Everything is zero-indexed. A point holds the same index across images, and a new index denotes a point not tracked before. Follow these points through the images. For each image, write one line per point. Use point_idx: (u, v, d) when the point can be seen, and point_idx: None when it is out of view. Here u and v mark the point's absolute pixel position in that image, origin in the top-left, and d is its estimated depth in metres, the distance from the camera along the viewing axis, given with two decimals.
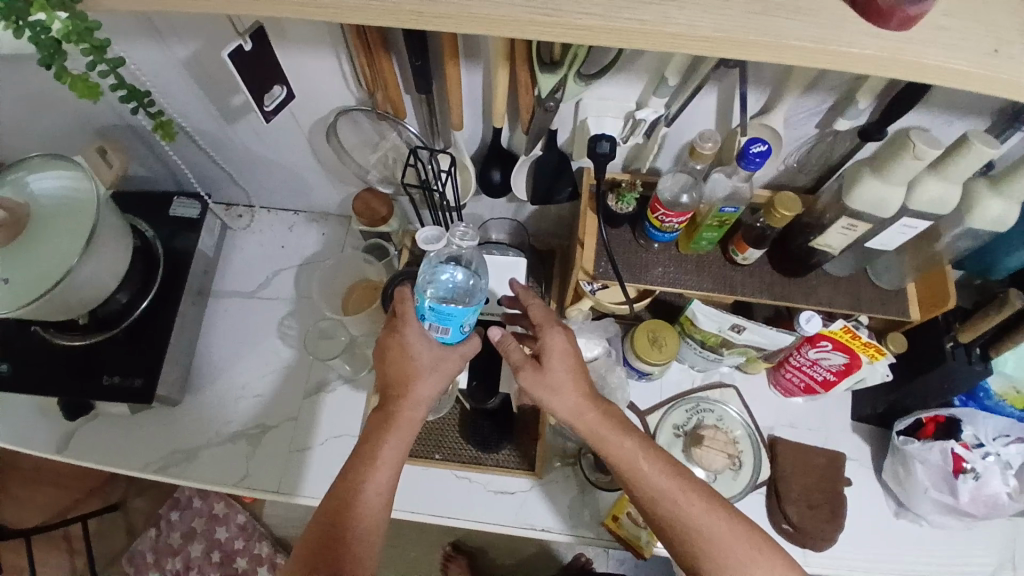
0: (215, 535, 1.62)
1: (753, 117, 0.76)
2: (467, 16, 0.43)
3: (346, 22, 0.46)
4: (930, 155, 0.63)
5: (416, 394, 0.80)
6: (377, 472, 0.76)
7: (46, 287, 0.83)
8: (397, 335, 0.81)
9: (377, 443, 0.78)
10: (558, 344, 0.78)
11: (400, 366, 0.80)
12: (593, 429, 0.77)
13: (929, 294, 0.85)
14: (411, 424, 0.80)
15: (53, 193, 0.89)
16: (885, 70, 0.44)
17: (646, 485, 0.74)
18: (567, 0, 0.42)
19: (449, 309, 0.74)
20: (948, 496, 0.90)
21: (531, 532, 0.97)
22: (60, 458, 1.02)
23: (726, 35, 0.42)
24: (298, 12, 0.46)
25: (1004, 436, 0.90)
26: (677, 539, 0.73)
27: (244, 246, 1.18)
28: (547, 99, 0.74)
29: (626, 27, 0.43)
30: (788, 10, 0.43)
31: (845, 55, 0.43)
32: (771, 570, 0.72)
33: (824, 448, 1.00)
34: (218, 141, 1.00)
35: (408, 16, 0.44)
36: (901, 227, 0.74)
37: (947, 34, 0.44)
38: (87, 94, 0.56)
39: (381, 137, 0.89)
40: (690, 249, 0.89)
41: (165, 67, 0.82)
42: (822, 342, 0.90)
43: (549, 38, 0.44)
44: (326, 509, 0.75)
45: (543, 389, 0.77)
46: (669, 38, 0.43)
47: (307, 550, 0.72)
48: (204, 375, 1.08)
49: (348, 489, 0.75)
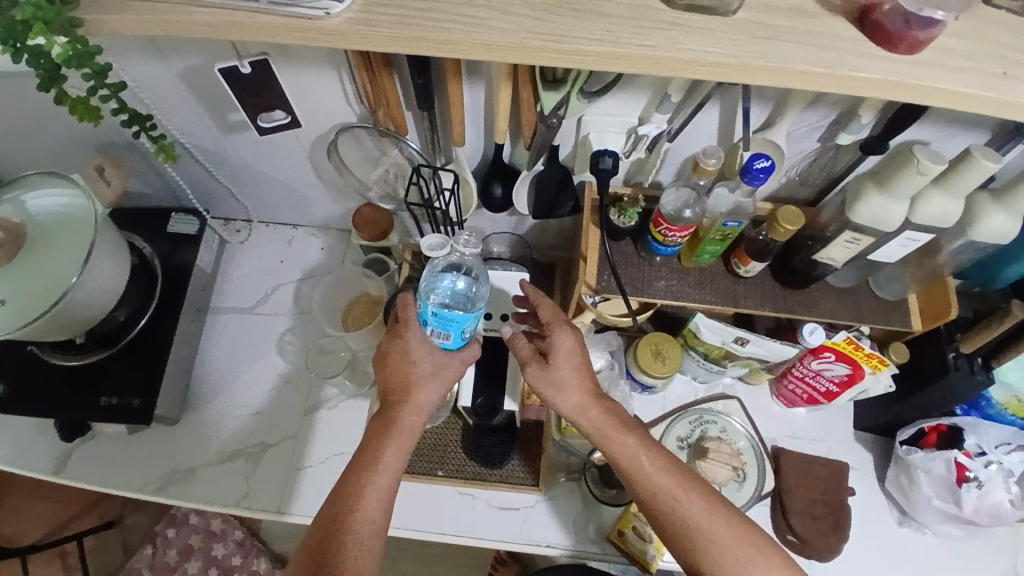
0: (212, 552, 1.60)
1: (756, 131, 0.77)
2: (475, 43, 0.43)
3: (352, 47, 0.45)
4: (934, 171, 0.64)
5: (417, 400, 0.79)
6: (378, 477, 0.75)
7: (47, 305, 0.82)
8: (399, 341, 0.80)
9: (378, 448, 0.77)
10: (565, 343, 0.78)
11: (402, 372, 0.79)
12: (597, 427, 0.77)
13: (930, 305, 0.86)
14: (412, 428, 0.79)
15: (51, 211, 0.88)
16: (888, 94, 0.45)
17: (647, 482, 0.74)
18: (574, 26, 0.43)
19: (454, 315, 0.76)
20: (952, 505, 0.90)
21: (536, 548, 0.96)
22: (56, 479, 1.00)
23: (734, 61, 0.42)
24: (302, 37, 0.46)
25: (1006, 445, 0.90)
26: (676, 537, 0.72)
27: (243, 261, 1.17)
28: (550, 115, 0.73)
29: (635, 53, 0.43)
30: (794, 35, 0.43)
31: (855, 79, 0.43)
32: (773, 574, 0.70)
33: (828, 459, 1.00)
34: (217, 157, 0.99)
35: (416, 41, 0.44)
36: (903, 240, 0.74)
37: (949, 58, 0.45)
38: (87, 116, 0.55)
39: (382, 154, 0.89)
40: (693, 262, 0.89)
41: (165, 84, 0.82)
42: (825, 353, 0.90)
43: (561, 63, 0.44)
44: (325, 513, 0.74)
45: (547, 386, 0.78)
46: (678, 64, 0.43)
47: (307, 555, 0.72)
48: (203, 392, 1.07)
49: (349, 493, 0.74)
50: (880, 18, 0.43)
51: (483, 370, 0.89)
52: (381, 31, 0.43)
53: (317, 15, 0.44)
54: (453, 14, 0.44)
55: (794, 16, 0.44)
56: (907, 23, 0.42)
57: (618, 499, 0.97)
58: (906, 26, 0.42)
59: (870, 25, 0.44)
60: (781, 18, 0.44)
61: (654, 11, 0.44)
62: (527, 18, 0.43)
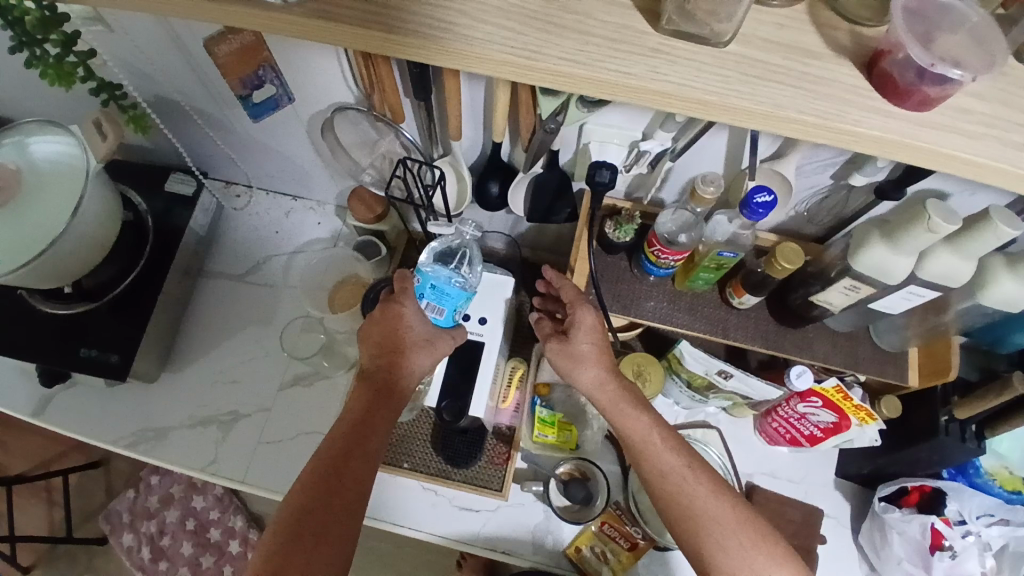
0: (192, 504, 1.55)
1: (764, 161, 0.73)
2: (436, 49, 0.44)
3: (315, 38, 0.46)
4: (944, 231, 0.59)
5: (407, 367, 0.77)
6: (367, 442, 0.72)
7: (47, 243, 0.82)
8: (395, 306, 0.78)
9: (368, 413, 0.74)
10: (587, 320, 0.79)
11: (396, 340, 0.77)
12: (613, 400, 0.76)
13: (930, 362, 0.82)
14: (403, 394, 0.76)
15: (50, 158, 0.88)
16: (862, 148, 0.45)
17: (656, 459, 0.72)
18: (542, 45, 0.43)
19: (451, 289, 0.78)
20: (921, 570, 0.87)
21: (491, 554, 0.96)
22: (35, 422, 1.02)
23: (717, 99, 0.43)
24: (263, 24, 0.46)
25: (988, 516, 0.87)
26: (681, 518, 0.69)
27: (239, 227, 1.16)
28: (547, 120, 0.70)
29: (612, 79, 0.44)
30: (788, 77, 0.44)
31: (848, 133, 0.44)
32: (777, 565, 0.67)
33: (803, 502, 0.96)
34: (218, 121, 0.98)
35: (378, 41, 0.44)
36: (906, 293, 0.69)
37: (934, 132, 0.44)
38: (61, 82, 0.59)
39: (378, 137, 0.86)
40: (686, 286, 0.84)
41: (161, 42, 0.80)
42: (811, 398, 0.86)
43: (526, 80, 0.45)
44: (310, 475, 0.69)
45: (566, 360, 0.78)
46: (658, 96, 0.44)
47: (288, 518, 0.66)
48: (186, 352, 1.07)
49: (337, 454, 0.70)
50: (889, 68, 0.43)
51: (454, 368, 0.87)
52: (342, 27, 0.44)
53: (271, 3, 0.45)
54: (417, 16, 0.44)
55: (794, 54, 0.44)
56: (920, 77, 0.42)
57: (580, 516, 0.97)
58: (918, 80, 0.42)
59: (878, 74, 0.44)
60: (779, 55, 0.44)
61: (639, 33, 0.44)
62: (498, 28, 0.44)
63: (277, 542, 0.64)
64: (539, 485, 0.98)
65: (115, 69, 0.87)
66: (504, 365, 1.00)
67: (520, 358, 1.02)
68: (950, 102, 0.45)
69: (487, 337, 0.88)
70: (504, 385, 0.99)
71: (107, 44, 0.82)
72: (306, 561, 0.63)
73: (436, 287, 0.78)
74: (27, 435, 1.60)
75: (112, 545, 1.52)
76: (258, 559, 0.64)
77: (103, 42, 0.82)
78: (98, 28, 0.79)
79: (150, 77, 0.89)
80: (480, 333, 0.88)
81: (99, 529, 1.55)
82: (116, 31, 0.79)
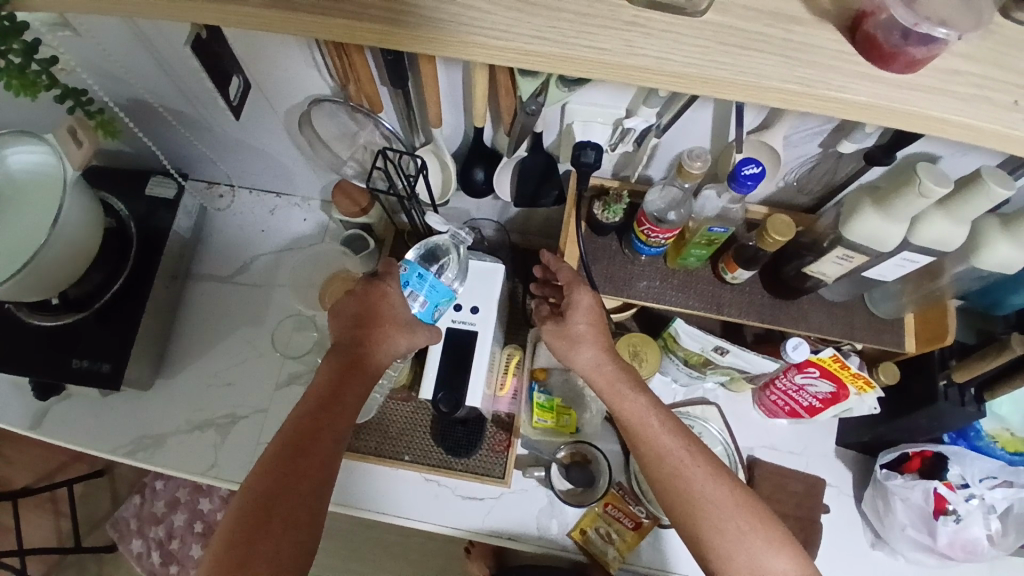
0: (198, 506, 1.49)
1: (751, 133, 0.72)
2: (402, 33, 0.43)
3: (275, 29, 0.45)
4: (937, 195, 0.58)
5: (385, 347, 0.76)
6: (337, 421, 0.71)
7: (27, 256, 0.79)
8: (380, 286, 0.77)
9: (340, 389, 0.72)
10: (584, 301, 0.77)
11: (372, 316, 0.76)
12: (611, 382, 0.75)
13: (927, 328, 0.80)
14: (375, 371, 0.75)
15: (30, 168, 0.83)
16: (850, 115, 0.44)
17: (654, 442, 0.72)
18: (516, 25, 0.42)
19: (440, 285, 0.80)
20: (927, 537, 0.89)
21: (497, 540, 0.95)
22: (31, 435, 1.01)
23: (696, 71, 0.42)
24: (219, 15, 0.45)
25: (991, 479, 0.88)
26: (673, 495, 0.69)
27: (225, 227, 1.15)
28: (529, 102, 0.69)
29: (589, 57, 0.43)
30: (768, 45, 0.42)
31: (834, 100, 0.43)
32: (770, 545, 0.67)
33: (805, 474, 0.96)
34: (193, 120, 0.96)
35: (341, 28, 0.44)
36: (901, 260, 0.68)
37: (921, 96, 0.43)
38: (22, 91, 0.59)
39: (357, 128, 0.84)
40: (678, 263, 0.83)
41: (124, 42, 0.77)
42: (809, 368, 0.84)
43: (499, 62, 0.44)
44: (276, 454, 0.67)
45: (562, 341, 0.78)
46: (635, 71, 0.43)
47: (254, 499, 0.65)
48: (179, 357, 1.07)
49: (305, 434, 0.69)
50: (872, 30, 0.42)
51: (448, 361, 0.86)
52: (299, 15, 0.43)
53: None
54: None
55: (775, 21, 0.43)
56: (904, 38, 0.41)
57: (580, 499, 0.96)
58: (902, 42, 0.41)
59: (861, 37, 0.42)
60: (760, 23, 0.43)
61: (613, 7, 0.43)
62: (468, 8, 0.43)
63: (241, 526, 0.63)
64: (541, 471, 0.98)
65: (84, 73, 0.85)
66: (501, 353, 0.99)
67: (515, 345, 1.02)
68: (938, 63, 0.44)
69: (479, 327, 0.87)
70: (502, 372, 0.99)
71: (72, 47, 0.80)
72: (274, 546, 0.63)
73: (423, 276, 0.79)
74: (27, 446, 1.60)
75: (122, 551, 1.51)
76: (222, 541, 0.63)
77: (69, 46, 0.79)
78: (66, 34, 0.76)
79: (120, 80, 0.86)
80: (471, 323, 0.87)
81: (106, 536, 1.55)
82: (81, 34, 0.77)
